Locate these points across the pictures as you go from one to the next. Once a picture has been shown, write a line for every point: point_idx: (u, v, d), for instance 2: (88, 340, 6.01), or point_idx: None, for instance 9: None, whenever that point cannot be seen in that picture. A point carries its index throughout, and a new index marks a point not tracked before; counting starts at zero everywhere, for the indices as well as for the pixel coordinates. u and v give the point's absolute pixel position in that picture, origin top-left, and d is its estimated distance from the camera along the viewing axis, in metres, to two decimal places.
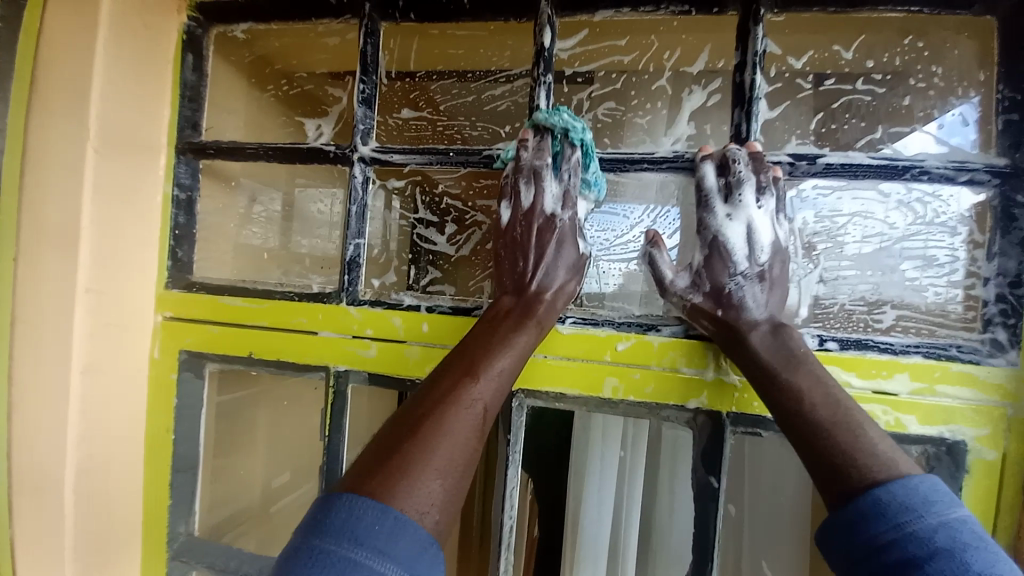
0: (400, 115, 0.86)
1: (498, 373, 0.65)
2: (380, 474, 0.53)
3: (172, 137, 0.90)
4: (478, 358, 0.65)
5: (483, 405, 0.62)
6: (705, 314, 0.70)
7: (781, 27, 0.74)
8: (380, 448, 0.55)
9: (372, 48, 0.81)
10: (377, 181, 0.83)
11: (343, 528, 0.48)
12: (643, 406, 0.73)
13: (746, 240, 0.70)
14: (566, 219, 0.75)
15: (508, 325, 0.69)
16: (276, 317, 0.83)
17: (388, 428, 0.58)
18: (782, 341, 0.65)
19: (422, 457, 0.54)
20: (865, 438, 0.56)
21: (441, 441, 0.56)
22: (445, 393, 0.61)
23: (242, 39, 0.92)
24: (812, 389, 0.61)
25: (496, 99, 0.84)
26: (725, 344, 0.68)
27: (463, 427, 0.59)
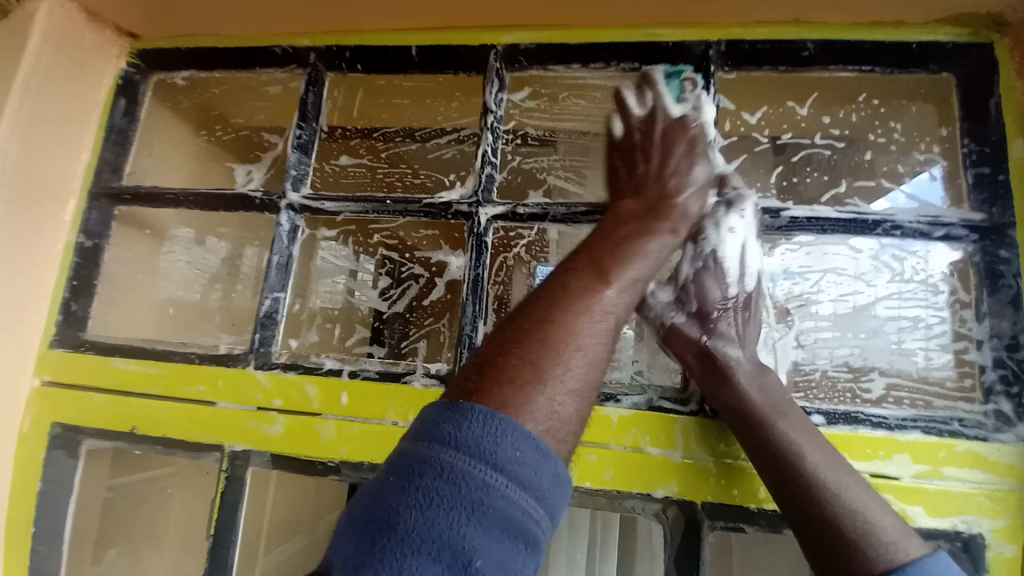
0: (338, 161, 0.81)
1: (637, 277, 0.48)
2: (522, 380, 0.39)
3: (87, 180, 0.82)
4: (608, 260, 0.48)
5: (617, 319, 0.46)
6: (687, 341, 0.59)
7: (732, 85, 0.72)
8: (472, 366, 0.41)
9: (314, 96, 0.78)
10: (306, 230, 0.75)
11: (441, 434, 0.36)
12: (602, 494, 0.60)
13: (739, 259, 0.61)
14: (692, 122, 0.61)
15: (633, 223, 0.53)
16: (170, 384, 0.71)
17: (511, 320, 0.44)
18: (767, 381, 0.56)
19: (553, 365, 0.40)
20: (871, 504, 0.46)
21: (572, 354, 0.41)
22: (571, 293, 0.45)
23: (182, 86, 0.88)
24: (807, 441, 0.51)
25: (441, 147, 0.81)
26: (706, 382, 0.57)
27: (599, 336, 0.43)
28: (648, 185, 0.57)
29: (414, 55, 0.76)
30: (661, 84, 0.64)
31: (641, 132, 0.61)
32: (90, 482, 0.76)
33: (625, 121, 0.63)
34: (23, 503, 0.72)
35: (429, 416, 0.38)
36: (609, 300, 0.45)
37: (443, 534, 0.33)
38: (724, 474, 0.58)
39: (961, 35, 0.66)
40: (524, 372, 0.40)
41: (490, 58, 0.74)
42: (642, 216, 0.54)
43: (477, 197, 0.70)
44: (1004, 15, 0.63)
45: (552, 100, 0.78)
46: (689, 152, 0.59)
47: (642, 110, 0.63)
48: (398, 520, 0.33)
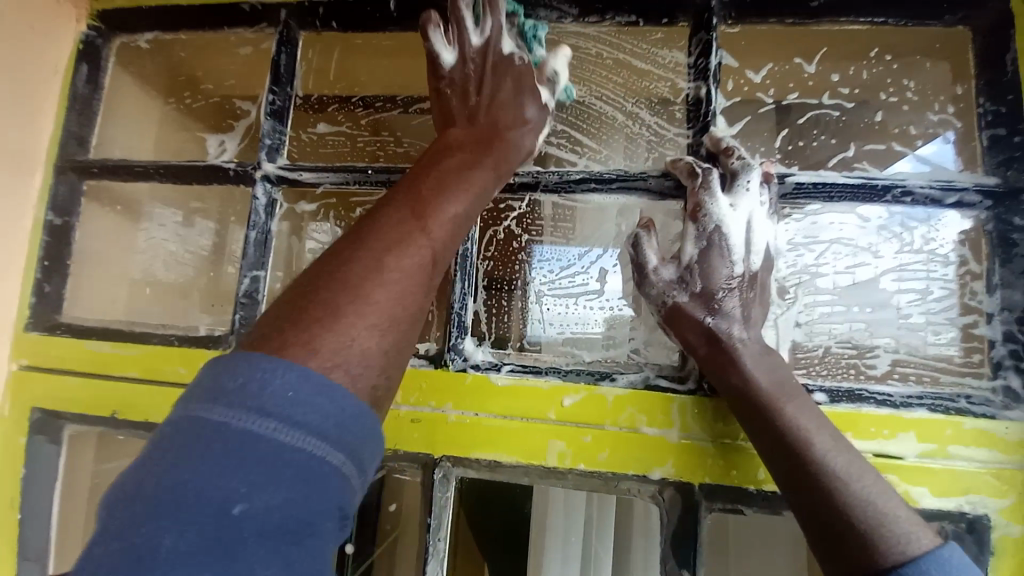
0: (315, 129, 0.74)
1: (455, 215, 0.49)
2: (311, 318, 0.39)
3: (52, 153, 0.77)
4: (429, 196, 0.49)
5: (435, 254, 0.46)
6: (689, 321, 0.56)
7: (736, 39, 0.67)
8: (281, 307, 0.40)
9: (287, 58, 0.72)
10: (283, 204, 0.71)
11: (224, 389, 0.35)
12: (596, 476, 0.58)
13: (745, 235, 0.57)
14: (519, 61, 0.62)
15: (454, 162, 0.53)
16: (149, 367, 0.68)
17: (319, 264, 0.43)
18: (773, 363, 0.53)
19: (361, 300, 0.40)
20: (880, 492, 0.45)
21: (380, 287, 0.42)
22: (377, 234, 0.44)
23: (146, 50, 0.82)
24: (816, 427, 0.49)
25: (423, 113, 0.75)
26: (710, 362, 0.54)
27: (412, 271, 0.44)
28: (478, 114, 0.59)
29: (393, 11, 0.70)
30: (512, 22, 0.63)
31: (475, 68, 0.61)
32: (74, 467, 0.74)
33: (460, 50, 0.61)
34: (11, 486, 0.71)
35: (207, 373, 0.36)
36: (425, 237, 0.46)
37: (222, 498, 0.32)
38: (723, 454, 0.56)
39: None
40: (320, 312, 0.39)
41: None
42: (471, 154, 0.55)
43: None
44: None
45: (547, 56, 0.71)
46: (517, 90, 0.61)
47: (514, 44, 0.62)
48: (155, 487, 0.32)
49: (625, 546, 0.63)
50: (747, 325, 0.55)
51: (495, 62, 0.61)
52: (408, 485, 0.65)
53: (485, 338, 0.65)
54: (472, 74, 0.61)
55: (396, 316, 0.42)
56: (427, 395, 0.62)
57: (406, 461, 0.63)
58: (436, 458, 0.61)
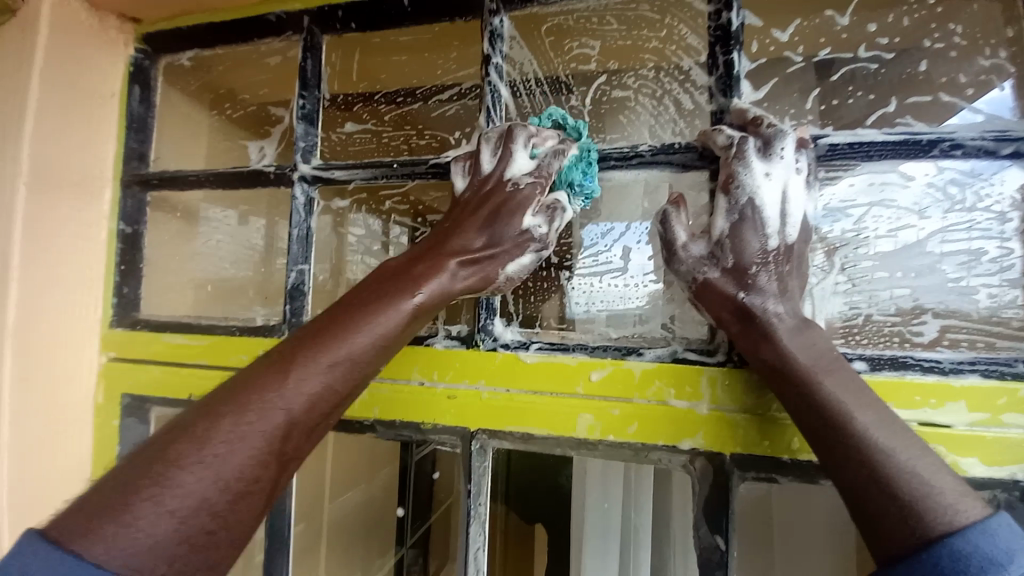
0: (343, 129, 0.79)
1: (362, 344, 0.51)
2: (155, 470, 0.41)
3: (118, 169, 0.85)
4: (341, 329, 0.51)
5: (321, 391, 0.48)
6: (721, 297, 0.56)
7: None
8: (167, 433, 0.44)
9: (312, 63, 0.75)
10: (320, 201, 0.75)
11: (15, 574, 0.36)
12: (627, 447, 0.60)
13: (780, 210, 0.55)
14: (518, 188, 0.60)
15: (383, 293, 0.54)
16: (214, 357, 0.76)
17: (218, 392, 0.47)
18: (810, 337, 0.52)
19: (206, 448, 0.43)
20: (927, 467, 0.43)
21: (247, 425, 0.44)
22: (262, 379, 0.47)
23: (189, 66, 0.89)
24: (859, 402, 0.47)
25: (443, 103, 0.77)
26: (744, 338, 0.54)
27: (269, 417, 0.45)
28: (432, 243, 0.60)
29: (406, 5, 0.71)
30: (520, 139, 0.61)
31: (470, 194, 0.62)
32: None
33: (472, 175, 0.63)
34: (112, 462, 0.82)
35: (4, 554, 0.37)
36: (320, 368, 0.49)
37: None
38: (755, 425, 0.56)
39: None
40: (188, 467, 0.42)
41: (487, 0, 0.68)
42: (384, 291, 0.55)
43: None
44: None
45: (557, 37, 0.73)
46: (491, 219, 0.60)
47: (531, 162, 0.61)
48: None
49: (664, 516, 0.64)
50: (784, 297, 0.54)
51: (491, 187, 0.61)
52: (450, 457, 0.70)
53: (513, 318, 0.67)
54: (477, 201, 0.61)
55: (223, 475, 0.42)
56: (460, 374, 0.65)
57: (445, 435, 0.67)
58: (472, 432, 0.65)
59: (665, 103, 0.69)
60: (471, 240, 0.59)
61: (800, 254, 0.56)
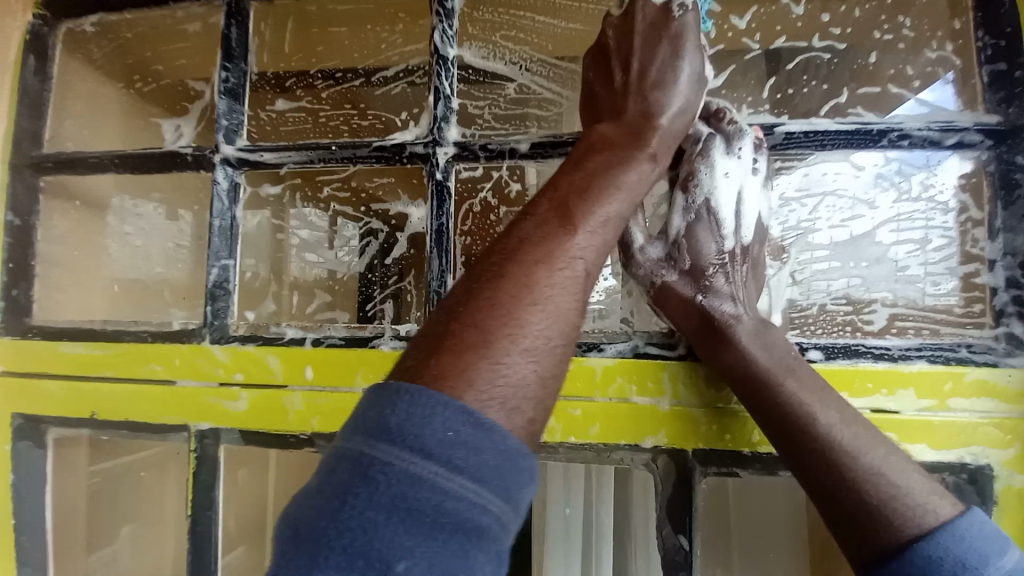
0: (274, 106, 0.69)
1: (599, 217, 0.43)
2: (467, 343, 0.35)
3: (9, 150, 0.73)
4: (576, 199, 0.43)
5: (586, 267, 0.41)
6: (681, 296, 0.54)
7: None
8: (447, 312, 0.37)
9: (238, 31, 0.67)
10: (247, 188, 0.67)
11: (408, 422, 0.31)
12: (588, 449, 0.57)
13: (736, 210, 0.54)
14: (678, 13, 0.52)
15: (608, 159, 0.47)
16: (124, 367, 0.66)
17: (466, 287, 0.39)
18: (770, 337, 0.51)
19: (509, 325, 0.36)
20: (890, 465, 0.43)
21: (539, 310, 0.37)
22: (540, 240, 0.40)
23: (92, 34, 0.77)
24: (820, 402, 0.47)
25: (388, 81, 0.68)
26: (705, 344, 0.52)
27: (566, 268, 0.40)
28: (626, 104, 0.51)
29: None
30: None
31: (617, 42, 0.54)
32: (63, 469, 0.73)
33: None
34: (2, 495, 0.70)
35: (371, 404, 0.32)
36: (573, 244, 0.41)
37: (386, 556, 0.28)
38: (716, 419, 0.55)
39: None
40: (460, 324, 0.36)
41: None
42: (610, 157, 0.47)
43: (435, 138, 0.62)
44: None
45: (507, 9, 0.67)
46: (671, 56, 0.51)
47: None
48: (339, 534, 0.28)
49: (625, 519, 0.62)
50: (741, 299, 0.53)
51: (648, 28, 0.53)
52: None
53: None
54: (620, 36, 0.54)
55: (553, 332, 0.37)
56: None
57: None
58: None
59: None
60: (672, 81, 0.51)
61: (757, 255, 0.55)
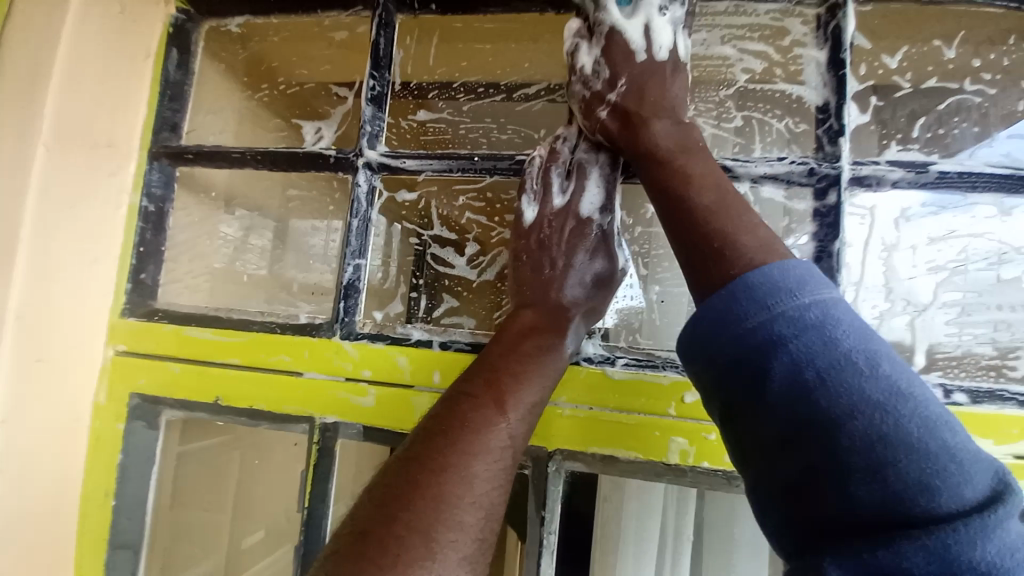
0: (415, 117, 0.73)
1: (528, 404, 0.51)
2: (406, 553, 0.39)
3: (146, 139, 0.76)
4: (504, 383, 0.51)
5: (514, 450, 0.49)
6: (604, 104, 0.57)
7: (867, 19, 0.62)
8: (374, 517, 0.42)
9: (385, 41, 0.69)
10: (383, 192, 0.69)
11: None
12: (720, 474, 0.56)
13: (648, 40, 0.56)
14: (596, 227, 0.61)
15: (535, 345, 0.55)
16: (251, 355, 0.68)
17: (387, 497, 0.43)
18: (683, 133, 0.53)
19: (443, 528, 0.41)
20: (746, 218, 0.45)
21: (469, 511, 0.43)
22: (473, 430, 0.47)
23: (237, 35, 0.81)
24: (705, 174, 0.49)
25: (528, 99, 0.72)
26: (625, 133, 0.55)
27: (499, 461, 0.47)
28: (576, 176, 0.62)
29: None
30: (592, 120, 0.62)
31: (550, 230, 0.61)
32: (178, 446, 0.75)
33: (542, 207, 0.62)
34: (104, 472, 0.71)
35: None
36: (506, 438, 0.48)
37: None
38: None
39: None
40: (399, 528, 0.41)
41: None
42: (537, 341, 0.55)
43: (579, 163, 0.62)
44: None
45: None
46: (589, 255, 0.61)
47: (574, 138, 0.63)
48: None
49: (725, 547, 0.62)
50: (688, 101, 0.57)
51: (571, 223, 0.61)
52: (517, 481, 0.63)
53: (595, 332, 0.62)
54: (542, 225, 0.62)
55: (485, 534, 0.44)
56: None
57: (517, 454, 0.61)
58: (549, 453, 0.60)
59: (778, 127, 0.62)
60: (575, 291, 0.60)
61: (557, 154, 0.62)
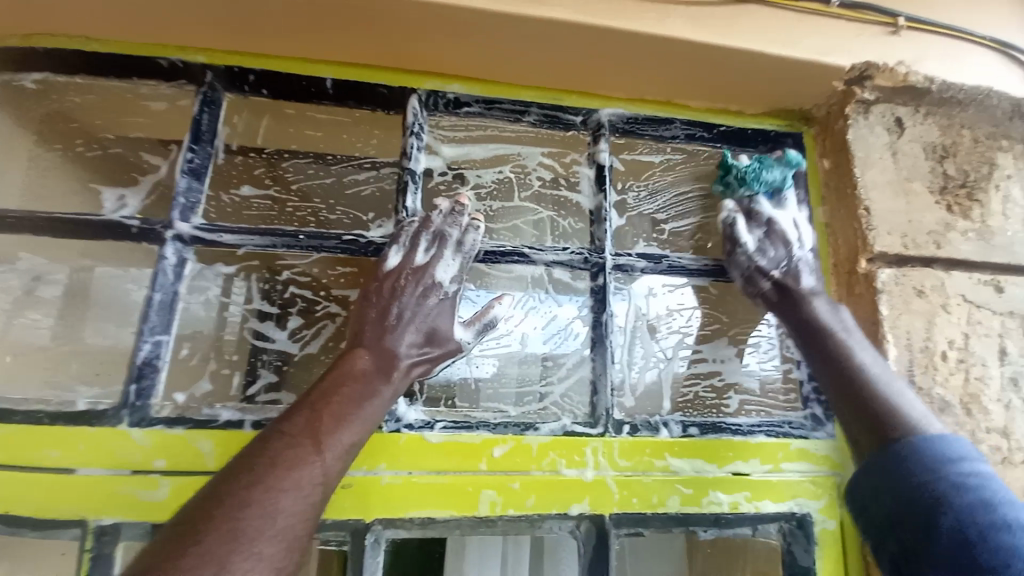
0: (239, 191, 0.73)
1: (349, 443, 0.54)
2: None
3: None
4: (327, 423, 0.53)
5: (327, 487, 0.51)
6: (765, 276, 0.72)
7: (621, 148, 0.82)
8: (154, 554, 0.42)
9: (209, 118, 0.70)
10: (197, 264, 0.67)
11: None
12: (523, 519, 0.64)
13: (794, 225, 0.74)
14: (445, 293, 0.66)
15: (363, 388, 0.57)
16: (5, 455, 0.57)
17: (183, 532, 0.43)
18: (836, 311, 0.68)
19: (235, 562, 0.42)
20: (914, 410, 0.58)
21: (265, 544, 0.44)
22: (286, 467, 0.48)
23: (23, 87, 0.72)
24: (873, 360, 0.63)
25: (359, 183, 0.77)
26: (779, 305, 0.71)
27: (306, 494, 0.48)
28: (439, 241, 0.66)
29: (329, 87, 0.71)
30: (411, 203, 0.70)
31: (404, 283, 0.64)
32: None
33: (404, 261, 0.66)
34: None
35: None
36: (318, 475, 0.50)
37: None
38: (626, 486, 0.67)
39: (783, 125, 0.86)
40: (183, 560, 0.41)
41: (412, 99, 0.73)
42: (368, 383, 0.58)
43: (440, 239, 0.66)
44: (810, 114, 0.85)
45: (475, 139, 0.78)
46: (437, 305, 0.65)
47: (446, 207, 0.67)
48: None
49: None
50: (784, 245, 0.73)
51: (412, 275, 0.65)
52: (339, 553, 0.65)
53: (417, 398, 0.68)
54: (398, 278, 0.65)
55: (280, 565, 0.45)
56: (360, 459, 0.62)
57: (334, 529, 0.62)
58: (367, 523, 0.61)
59: (564, 224, 0.79)
60: (411, 337, 0.63)
61: (427, 221, 0.67)
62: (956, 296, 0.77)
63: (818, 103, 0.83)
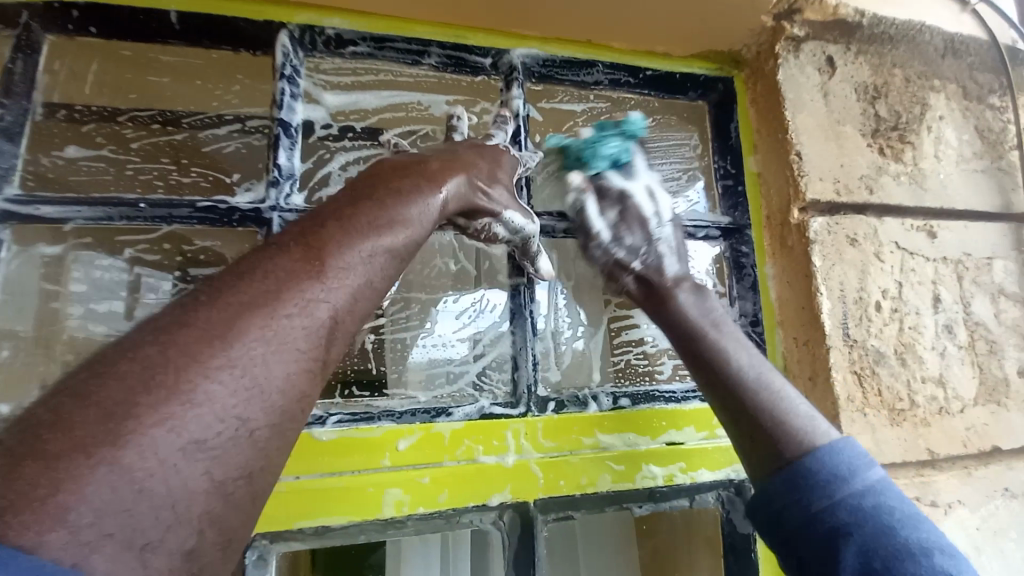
0: (61, 152, 0.59)
1: (370, 262, 0.42)
2: (80, 435, 0.28)
3: None
4: (344, 234, 0.41)
5: (334, 315, 0.39)
6: (627, 271, 0.63)
7: (540, 95, 0.73)
8: (102, 355, 0.32)
9: (22, 65, 0.57)
10: (13, 245, 0.54)
11: None
12: (438, 516, 0.57)
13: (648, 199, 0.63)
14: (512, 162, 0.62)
15: (398, 198, 0.46)
16: None
17: (144, 330, 0.33)
18: (701, 302, 0.62)
19: (182, 396, 0.31)
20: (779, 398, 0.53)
21: (231, 374, 0.33)
22: (281, 277, 0.37)
23: None
24: (737, 349, 0.58)
25: (220, 139, 0.64)
26: (650, 302, 0.63)
27: (306, 325, 0.37)
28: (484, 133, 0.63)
29: (174, 21, 0.59)
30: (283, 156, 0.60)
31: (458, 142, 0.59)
32: None
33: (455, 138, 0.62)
34: None
35: None
36: (323, 296, 0.38)
37: None
38: (552, 468, 0.60)
39: (712, 68, 0.80)
40: (83, 399, 0.29)
41: (279, 36, 0.62)
42: (402, 193, 0.46)
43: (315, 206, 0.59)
44: (740, 56, 0.79)
45: (364, 86, 0.68)
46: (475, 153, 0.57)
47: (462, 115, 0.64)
48: None
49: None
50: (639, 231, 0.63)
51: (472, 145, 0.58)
52: None
53: None
54: (444, 145, 0.57)
55: (252, 413, 0.34)
56: None
57: None
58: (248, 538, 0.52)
59: None
60: (476, 176, 0.55)
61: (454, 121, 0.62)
62: (889, 244, 0.74)
63: (749, 43, 0.76)
